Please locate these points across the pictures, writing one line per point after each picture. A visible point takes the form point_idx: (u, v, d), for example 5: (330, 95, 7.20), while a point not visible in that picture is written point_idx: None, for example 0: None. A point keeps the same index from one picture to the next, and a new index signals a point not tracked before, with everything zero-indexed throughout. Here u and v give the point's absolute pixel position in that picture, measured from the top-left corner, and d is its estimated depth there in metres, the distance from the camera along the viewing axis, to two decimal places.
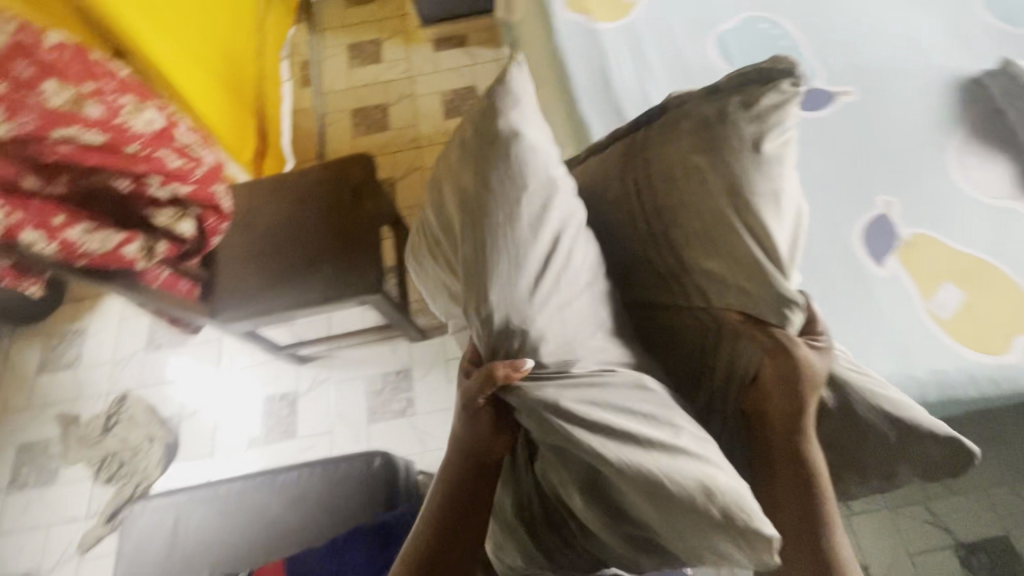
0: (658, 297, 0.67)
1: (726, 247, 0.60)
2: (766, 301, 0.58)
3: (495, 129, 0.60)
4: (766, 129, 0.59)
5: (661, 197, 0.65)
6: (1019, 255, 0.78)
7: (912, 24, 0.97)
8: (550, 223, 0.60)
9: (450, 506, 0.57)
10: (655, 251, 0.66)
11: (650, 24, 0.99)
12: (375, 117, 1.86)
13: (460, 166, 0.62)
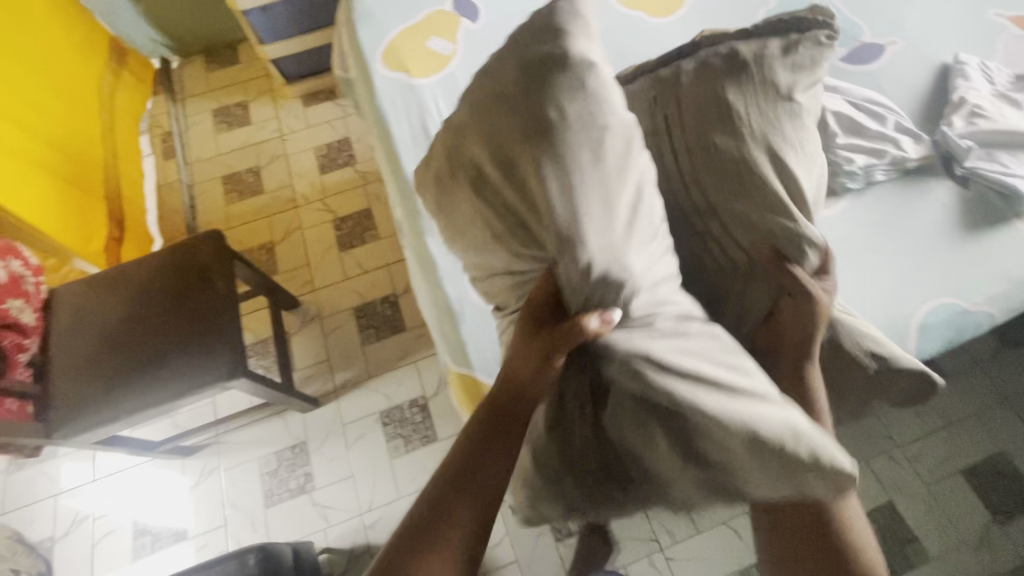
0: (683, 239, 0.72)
1: (750, 189, 0.69)
2: (788, 241, 0.68)
3: (548, 79, 0.58)
4: (799, 80, 0.73)
5: (693, 135, 0.71)
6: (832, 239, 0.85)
7: None
8: (631, 172, 0.60)
9: (479, 456, 0.57)
10: (685, 195, 0.72)
11: (468, 74, 1.02)
12: (247, 182, 1.80)
13: (520, 93, 0.59)
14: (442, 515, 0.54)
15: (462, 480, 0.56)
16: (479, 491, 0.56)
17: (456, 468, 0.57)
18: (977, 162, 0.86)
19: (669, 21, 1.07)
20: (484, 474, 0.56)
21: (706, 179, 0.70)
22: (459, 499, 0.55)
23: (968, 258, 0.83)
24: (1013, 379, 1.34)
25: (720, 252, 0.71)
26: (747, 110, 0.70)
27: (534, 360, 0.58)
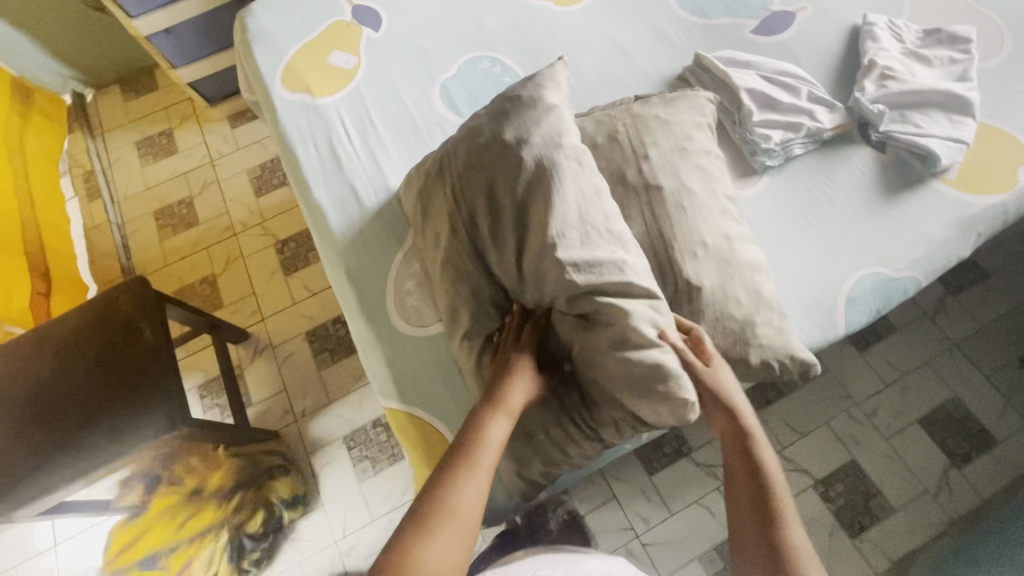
0: (641, 230, 0.68)
1: (677, 177, 0.70)
2: (730, 217, 0.70)
3: (501, 138, 0.66)
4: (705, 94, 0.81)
5: (603, 133, 0.74)
6: (776, 214, 0.84)
7: (618, 33, 1.01)
8: (576, 178, 0.63)
9: (468, 435, 0.60)
10: (635, 190, 0.69)
11: (374, 87, 0.97)
12: (180, 213, 1.72)
13: (468, 150, 0.68)
14: (452, 480, 0.56)
15: (472, 450, 0.59)
16: (486, 466, 0.58)
17: (465, 440, 0.59)
18: (890, 126, 0.85)
19: (577, 8, 1.04)
20: (492, 450, 0.59)
21: (636, 172, 0.70)
22: (472, 466, 0.57)
23: (889, 225, 0.83)
24: (959, 324, 1.37)
25: (660, 237, 0.67)
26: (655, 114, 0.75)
27: (526, 382, 0.64)
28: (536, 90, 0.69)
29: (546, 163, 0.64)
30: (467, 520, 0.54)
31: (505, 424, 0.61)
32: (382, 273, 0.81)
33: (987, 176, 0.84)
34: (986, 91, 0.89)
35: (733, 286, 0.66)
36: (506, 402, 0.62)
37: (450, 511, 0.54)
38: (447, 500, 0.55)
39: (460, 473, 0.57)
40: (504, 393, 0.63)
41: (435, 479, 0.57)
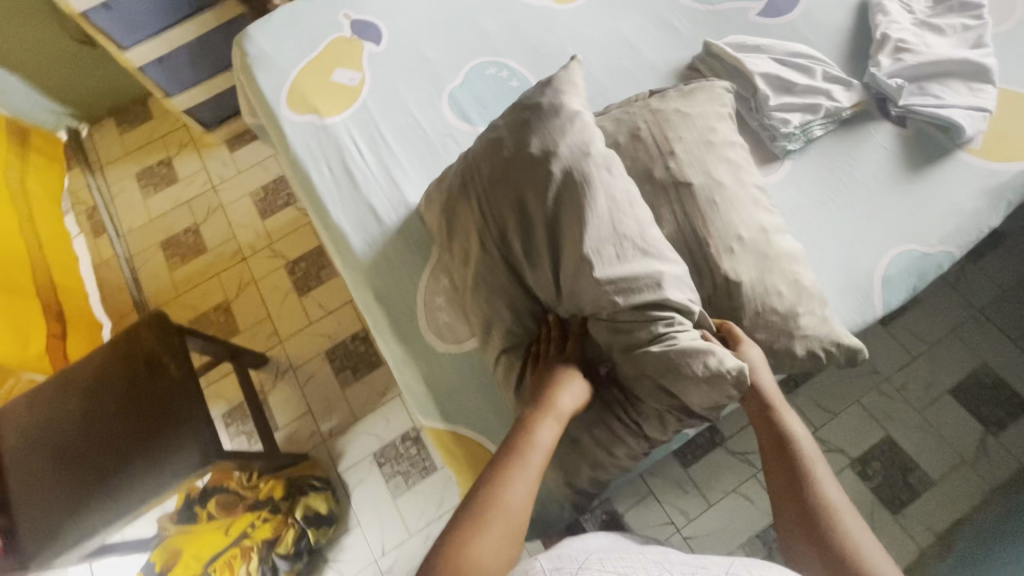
0: (674, 229, 0.66)
1: (706, 171, 0.68)
2: (762, 207, 0.69)
3: (526, 148, 0.65)
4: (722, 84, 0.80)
5: (624, 133, 0.73)
6: (806, 195, 0.83)
7: (623, 28, 1.00)
8: (606, 183, 0.62)
9: (517, 438, 0.59)
10: (665, 189, 0.67)
11: (381, 102, 0.96)
12: (187, 242, 1.71)
13: (491, 162, 0.67)
14: (501, 482, 0.55)
15: (521, 453, 0.58)
16: (535, 470, 0.57)
17: (513, 443, 0.58)
18: (911, 99, 0.84)
19: (578, 5, 1.03)
20: (540, 455, 0.58)
21: (664, 169, 0.68)
22: (520, 470, 0.56)
23: (918, 200, 0.82)
24: (981, 290, 1.36)
25: (694, 235, 0.65)
26: (676, 110, 0.73)
27: (573, 389, 0.63)
28: (555, 95, 0.68)
29: (574, 167, 0.63)
30: (515, 521, 0.53)
31: (553, 429, 0.60)
32: (409, 291, 0.79)
33: (1014, 142, 0.83)
34: (1004, 55, 0.88)
35: (772, 277, 0.65)
36: (555, 406, 0.61)
37: (499, 511, 0.53)
38: (495, 502, 0.54)
39: (507, 475, 0.56)
40: (551, 397, 0.61)
41: (483, 479, 0.56)
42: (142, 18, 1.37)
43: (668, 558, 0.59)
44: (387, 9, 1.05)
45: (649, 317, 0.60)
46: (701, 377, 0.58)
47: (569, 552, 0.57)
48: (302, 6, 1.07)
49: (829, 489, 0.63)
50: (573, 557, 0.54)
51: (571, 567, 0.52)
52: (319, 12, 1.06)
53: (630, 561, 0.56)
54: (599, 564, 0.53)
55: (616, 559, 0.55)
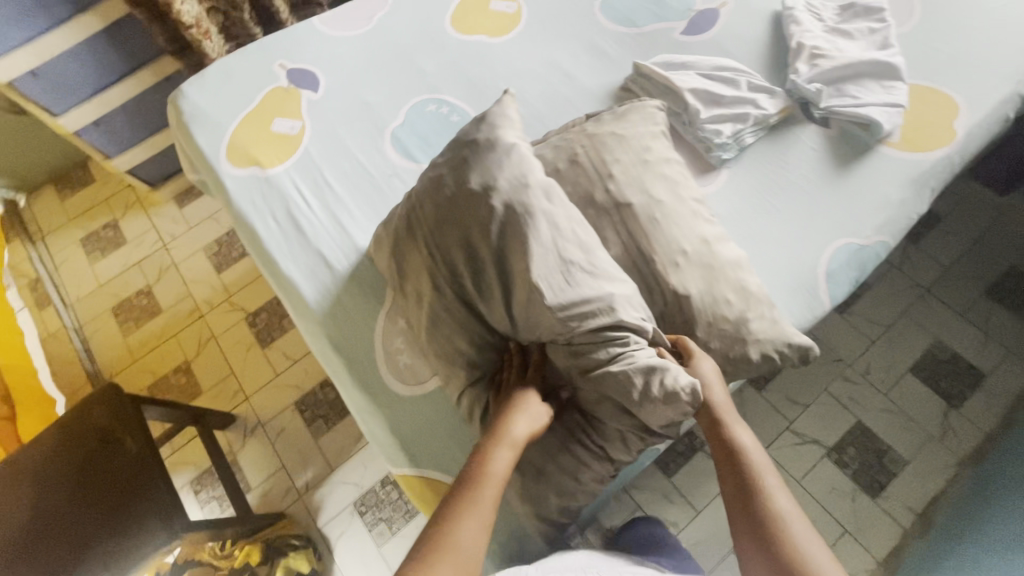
0: (620, 249, 0.67)
1: (645, 190, 0.69)
2: (703, 219, 0.70)
3: (467, 184, 0.65)
4: (653, 104, 0.83)
5: (563, 161, 0.74)
6: (744, 200, 0.86)
7: (556, 57, 1.03)
8: (548, 212, 0.63)
9: (472, 469, 0.58)
10: (607, 211, 0.68)
11: (324, 149, 0.96)
12: (140, 305, 1.65)
13: (434, 201, 0.67)
14: (452, 518, 0.53)
15: (476, 484, 0.56)
16: (489, 502, 0.55)
17: (466, 477, 0.57)
18: (831, 101, 0.89)
19: (509, 38, 1.07)
20: (494, 484, 0.57)
21: (604, 191, 0.69)
22: (475, 503, 0.54)
23: (848, 197, 0.85)
24: (924, 270, 1.43)
25: (640, 253, 0.66)
26: (611, 134, 0.75)
27: (530, 414, 0.62)
28: (491, 129, 0.69)
29: (518, 193, 0.63)
30: (469, 555, 0.51)
31: (509, 457, 0.59)
32: (366, 337, 0.78)
33: (930, 133, 0.87)
34: (910, 53, 0.94)
35: (720, 286, 0.66)
36: (510, 433, 0.60)
37: (448, 548, 0.51)
38: (444, 539, 0.51)
39: (458, 510, 0.54)
40: (505, 425, 0.61)
41: (433, 518, 0.54)
42: (74, 83, 1.35)
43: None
44: (324, 58, 1.07)
45: (603, 339, 0.61)
46: (657, 397, 0.59)
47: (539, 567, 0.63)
48: (236, 61, 1.07)
49: (780, 500, 0.64)
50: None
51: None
52: (254, 65, 1.06)
53: None
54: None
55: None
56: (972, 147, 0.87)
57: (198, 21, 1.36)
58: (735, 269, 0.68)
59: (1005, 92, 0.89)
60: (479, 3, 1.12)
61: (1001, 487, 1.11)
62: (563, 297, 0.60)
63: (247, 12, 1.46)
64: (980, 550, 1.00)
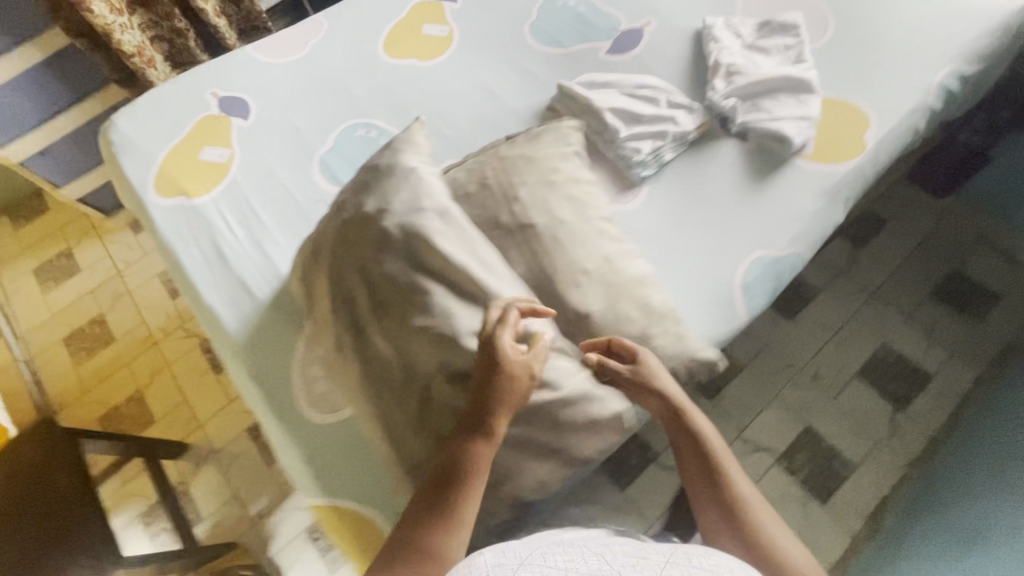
0: (523, 270, 0.67)
1: (550, 210, 0.70)
2: (608, 238, 0.71)
3: (366, 210, 0.64)
4: (570, 125, 0.84)
5: (473, 185, 0.74)
6: (662, 215, 0.87)
7: (484, 78, 1.04)
8: (446, 234, 0.62)
9: (448, 465, 0.54)
10: (511, 233, 0.69)
11: (251, 176, 0.96)
12: (93, 333, 1.63)
13: (335, 227, 0.67)
14: (430, 525, 0.51)
15: (454, 486, 0.53)
16: (473, 496, 0.53)
17: (443, 476, 0.53)
18: (746, 117, 0.91)
19: (440, 60, 1.08)
20: (475, 482, 0.53)
21: (508, 214, 0.70)
22: (454, 508, 0.52)
23: (763, 210, 0.86)
24: (871, 274, 1.45)
25: (542, 274, 0.66)
26: (520, 156, 0.76)
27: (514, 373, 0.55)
28: (394, 155, 0.69)
29: (409, 214, 0.62)
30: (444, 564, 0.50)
31: (490, 448, 0.54)
32: (286, 365, 0.78)
33: (840, 144, 0.89)
34: (823, 67, 0.96)
35: (622, 304, 0.66)
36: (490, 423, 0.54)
37: (429, 554, 0.50)
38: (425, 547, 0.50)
39: (439, 513, 0.52)
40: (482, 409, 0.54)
41: (410, 526, 0.52)
42: (15, 113, 1.35)
43: (614, 548, 0.56)
44: (256, 85, 1.07)
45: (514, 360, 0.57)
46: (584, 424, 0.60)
47: (516, 545, 0.54)
48: (168, 91, 1.07)
49: (738, 479, 0.70)
50: (516, 551, 0.51)
51: (514, 563, 0.49)
52: (187, 94, 1.07)
53: (575, 555, 0.52)
54: (541, 559, 0.50)
55: (563, 553, 0.51)
56: (883, 156, 0.89)
57: (141, 50, 1.37)
58: (639, 287, 0.68)
59: (913, 103, 0.91)
60: (411, 27, 1.13)
61: (943, 486, 1.12)
62: (482, 318, 0.58)
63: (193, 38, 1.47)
64: (919, 554, 1.01)
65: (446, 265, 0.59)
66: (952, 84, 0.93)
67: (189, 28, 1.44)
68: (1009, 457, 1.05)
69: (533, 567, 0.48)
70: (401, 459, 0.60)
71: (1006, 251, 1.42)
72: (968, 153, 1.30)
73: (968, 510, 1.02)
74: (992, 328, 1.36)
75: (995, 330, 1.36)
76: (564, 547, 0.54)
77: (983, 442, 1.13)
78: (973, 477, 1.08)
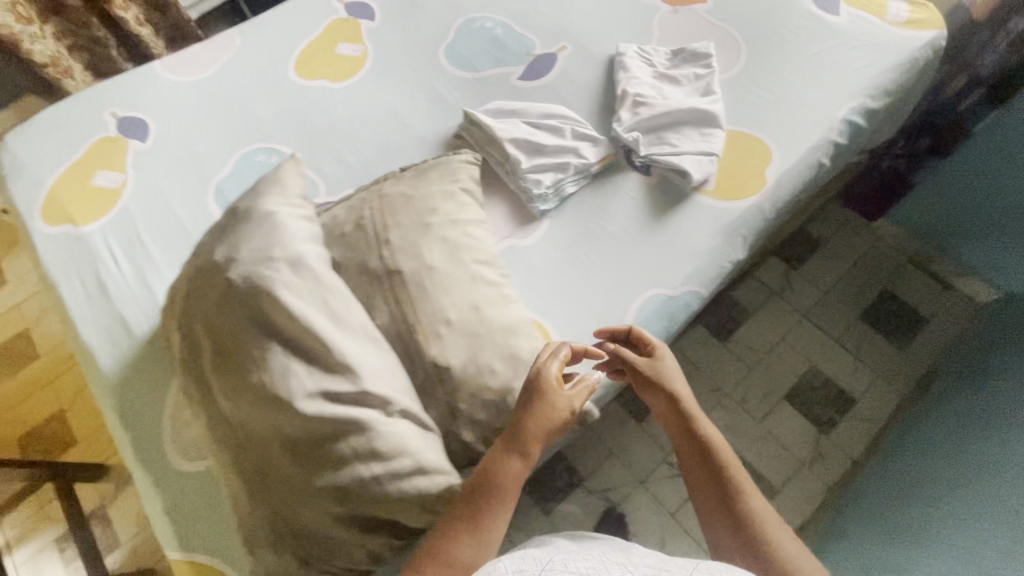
0: (384, 319, 0.65)
1: (419, 255, 0.68)
2: (481, 282, 0.69)
3: (215, 258, 0.62)
4: (464, 159, 0.82)
5: (347, 226, 0.72)
6: (559, 250, 0.86)
7: (393, 103, 1.02)
8: (293, 285, 0.59)
9: (479, 476, 0.56)
10: (376, 280, 0.67)
11: (142, 203, 0.92)
12: (14, 348, 1.57)
13: (188, 273, 0.64)
14: (451, 529, 0.53)
15: (484, 495, 0.55)
16: (504, 512, 0.55)
17: (475, 484, 0.56)
18: (649, 150, 0.90)
19: (351, 82, 1.05)
20: (507, 492, 0.56)
21: (375, 259, 0.68)
22: (482, 516, 0.54)
23: (660, 248, 0.85)
24: (804, 295, 1.45)
25: (405, 324, 0.64)
26: (399, 196, 0.74)
27: (558, 401, 0.59)
28: (254, 199, 0.66)
29: (254, 265, 0.59)
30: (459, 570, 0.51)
31: (520, 463, 0.57)
32: (159, 408, 0.75)
33: (742, 180, 0.89)
34: (732, 99, 0.95)
35: (485, 355, 0.64)
36: (524, 438, 0.58)
37: (452, 561, 0.51)
38: (447, 549, 0.52)
39: (470, 520, 0.54)
40: (521, 423, 0.59)
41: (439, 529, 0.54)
42: None
43: (633, 559, 0.55)
44: (158, 106, 1.03)
45: (340, 430, 0.53)
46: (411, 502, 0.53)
47: (535, 552, 0.54)
48: (65, 110, 1.03)
49: (748, 490, 0.70)
50: (537, 558, 0.51)
51: (534, 569, 0.48)
52: (84, 113, 1.02)
53: (593, 562, 0.52)
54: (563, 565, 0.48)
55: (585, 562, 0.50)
56: (783, 193, 0.89)
57: (55, 60, 1.32)
58: (509, 336, 0.66)
59: (815, 139, 0.91)
60: (326, 46, 1.10)
61: (865, 513, 1.12)
62: (323, 382, 0.55)
63: (114, 47, 1.41)
64: None
65: (288, 321, 0.57)
66: (857, 119, 0.93)
67: (110, 38, 1.39)
68: (956, 475, 1.00)
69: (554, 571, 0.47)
70: (240, 527, 0.57)
71: (936, 273, 1.43)
72: (891, 176, 1.30)
73: (881, 541, 1.01)
74: (918, 351, 1.38)
75: (920, 353, 1.38)
76: (583, 557, 0.53)
77: (932, 463, 1.07)
78: (920, 500, 1.02)
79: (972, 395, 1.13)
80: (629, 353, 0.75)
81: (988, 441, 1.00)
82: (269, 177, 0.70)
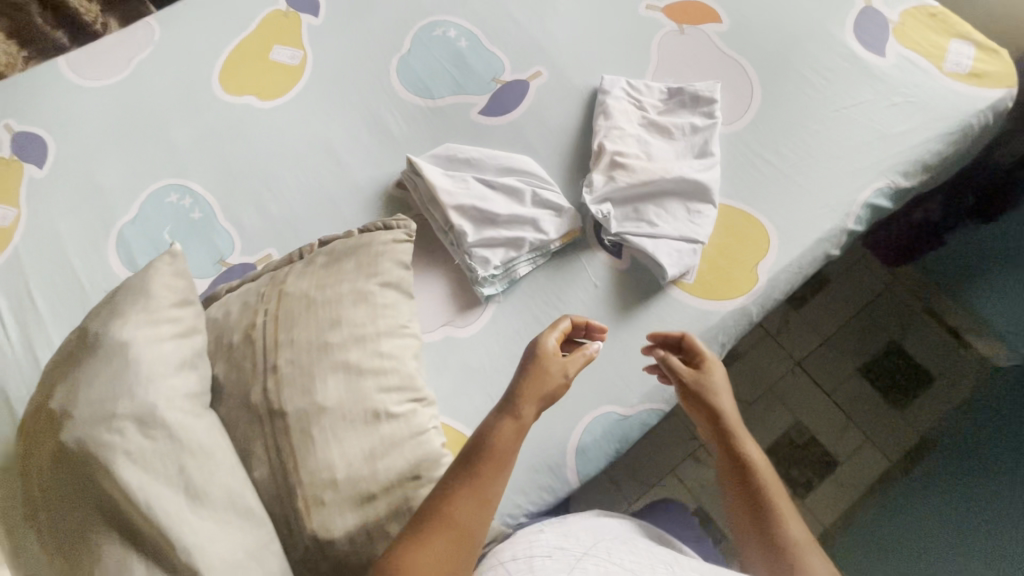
0: (262, 473, 0.55)
1: (310, 391, 0.57)
2: (386, 423, 0.58)
3: (55, 400, 0.51)
4: (393, 236, 0.68)
5: (232, 338, 0.60)
6: (502, 346, 0.74)
7: (329, 133, 0.86)
8: (137, 449, 0.49)
9: (475, 437, 0.56)
10: (256, 422, 0.56)
11: (34, 248, 0.80)
12: None
13: (32, 409, 0.54)
14: (450, 491, 0.53)
15: (482, 454, 0.55)
16: (502, 474, 0.55)
17: (473, 445, 0.55)
18: (622, 227, 0.75)
19: (283, 101, 0.88)
20: (506, 454, 0.55)
21: (258, 392, 0.57)
22: (478, 474, 0.54)
23: (620, 351, 0.73)
24: (801, 341, 1.32)
25: (282, 483, 0.54)
26: (299, 300, 0.62)
27: (550, 367, 0.60)
28: (111, 317, 0.55)
29: (92, 423, 0.49)
30: (459, 531, 0.50)
31: (514, 427, 0.57)
32: None
33: (729, 274, 0.74)
34: (732, 164, 0.78)
35: (376, 521, 0.55)
36: (518, 403, 0.58)
37: (450, 521, 0.51)
38: (444, 507, 0.51)
39: (468, 482, 0.53)
40: (515, 389, 0.58)
41: (439, 490, 0.53)
42: None
43: (682, 559, 0.58)
44: (59, 119, 0.88)
45: None
46: None
47: (582, 534, 0.61)
48: None
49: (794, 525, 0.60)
50: (584, 546, 0.57)
51: (576, 551, 0.57)
52: None
53: (639, 557, 0.56)
54: (605, 553, 0.56)
55: (627, 551, 0.57)
56: (775, 292, 0.74)
57: None
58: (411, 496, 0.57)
59: (825, 225, 0.75)
60: (259, 48, 0.92)
61: None
62: None
63: (38, 13, 1.18)
64: None
65: (127, 500, 0.47)
66: (881, 202, 0.76)
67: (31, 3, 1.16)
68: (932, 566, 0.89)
69: (595, 558, 0.55)
70: None
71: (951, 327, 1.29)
72: (923, 226, 1.13)
73: None
74: (914, 412, 1.26)
75: (917, 416, 1.26)
76: (630, 547, 0.59)
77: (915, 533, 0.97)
78: None
79: (959, 458, 1.03)
80: (676, 363, 0.67)
81: (974, 527, 0.88)
82: (134, 281, 0.57)
